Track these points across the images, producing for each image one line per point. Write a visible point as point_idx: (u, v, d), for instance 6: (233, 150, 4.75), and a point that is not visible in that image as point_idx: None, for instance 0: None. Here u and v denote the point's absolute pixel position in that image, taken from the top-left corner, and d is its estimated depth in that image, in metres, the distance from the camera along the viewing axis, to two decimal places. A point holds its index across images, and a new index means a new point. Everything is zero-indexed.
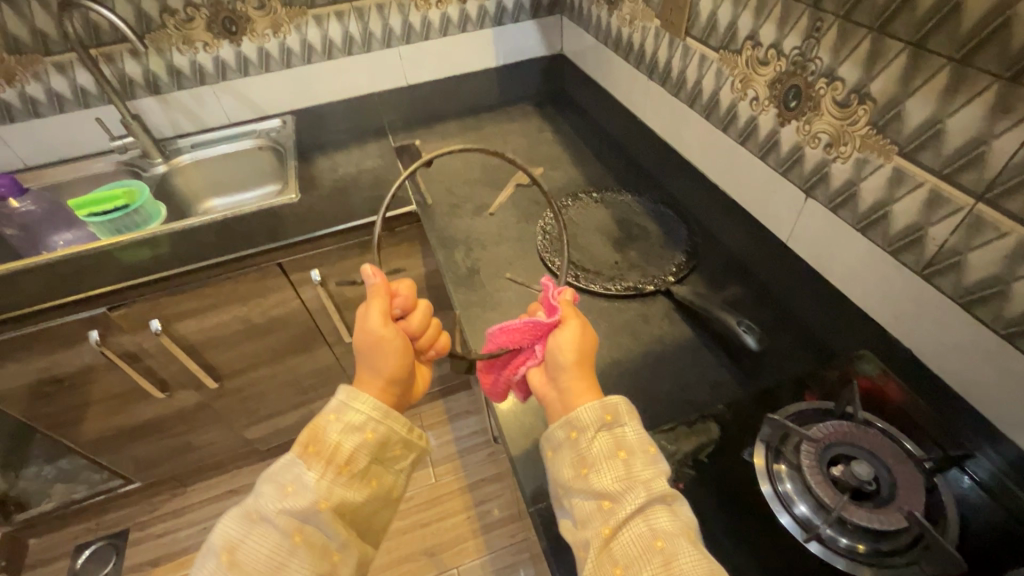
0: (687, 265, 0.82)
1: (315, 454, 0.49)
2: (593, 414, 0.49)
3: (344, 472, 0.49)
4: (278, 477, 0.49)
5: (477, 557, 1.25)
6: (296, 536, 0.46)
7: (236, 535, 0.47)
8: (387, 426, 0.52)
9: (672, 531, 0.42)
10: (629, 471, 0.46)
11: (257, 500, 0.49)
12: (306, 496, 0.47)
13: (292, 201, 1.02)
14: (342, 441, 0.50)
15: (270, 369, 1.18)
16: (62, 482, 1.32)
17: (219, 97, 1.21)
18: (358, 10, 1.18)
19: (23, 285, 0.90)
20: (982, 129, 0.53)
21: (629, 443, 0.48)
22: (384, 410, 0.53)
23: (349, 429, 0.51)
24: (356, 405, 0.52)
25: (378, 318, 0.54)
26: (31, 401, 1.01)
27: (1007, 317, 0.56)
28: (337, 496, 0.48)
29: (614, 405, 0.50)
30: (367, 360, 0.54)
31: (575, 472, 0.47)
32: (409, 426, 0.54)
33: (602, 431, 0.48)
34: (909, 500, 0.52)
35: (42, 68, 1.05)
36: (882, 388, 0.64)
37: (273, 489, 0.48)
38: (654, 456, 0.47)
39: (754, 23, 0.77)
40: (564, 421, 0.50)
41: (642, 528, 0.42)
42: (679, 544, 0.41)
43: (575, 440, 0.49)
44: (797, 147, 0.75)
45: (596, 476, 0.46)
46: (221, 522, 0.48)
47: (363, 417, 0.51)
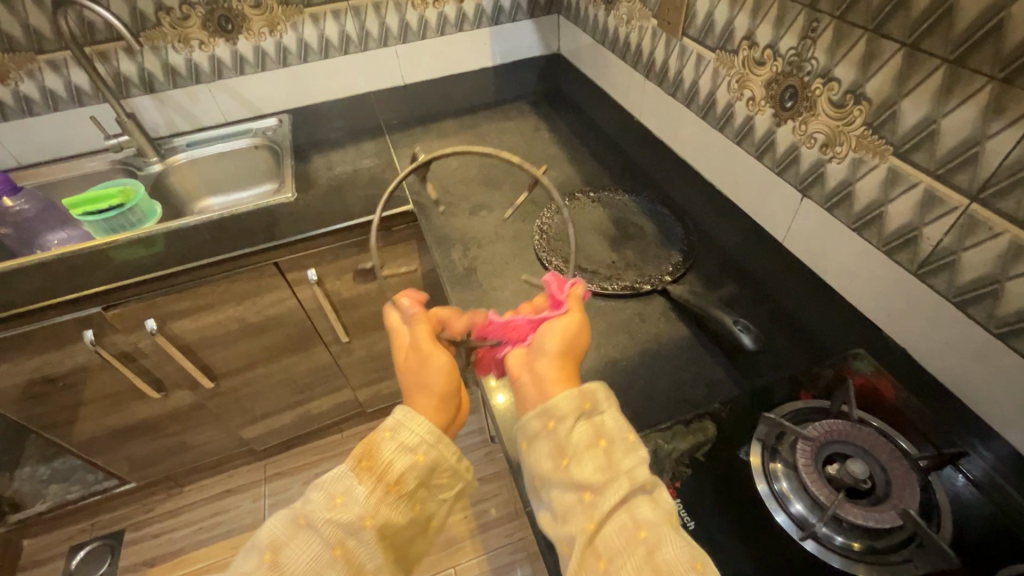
0: (683, 264, 0.83)
1: (368, 470, 0.48)
2: (571, 403, 0.49)
3: (392, 492, 0.48)
4: (328, 487, 0.48)
5: (474, 557, 1.25)
6: (338, 549, 0.45)
7: (282, 536, 0.46)
8: (439, 452, 0.51)
9: (654, 519, 0.41)
10: (609, 461, 0.45)
11: (303, 505, 0.48)
12: (353, 511, 0.46)
13: (288, 200, 1.01)
14: (395, 460, 0.49)
15: (267, 369, 1.18)
16: (56, 483, 1.31)
17: (214, 95, 1.20)
18: (355, 9, 1.18)
19: (17, 284, 0.90)
20: (977, 129, 0.53)
21: (608, 431, 0.48)
22: (439, 435, 0.51)
23: (403, 449, 0.50)
24: (411, 426, 0.51)
25: (425, 338, 0.57)
26: (25, 400, 1.00)
27: (1001, 317, 0.56)
28: (382, 517, 0.47)
29: (593, 392, 0.50)
30: (418, 380, 0.56)
31: (554, 464, 0.47)
32: (459, 456, 0.53)
33: (581, 420, 0.48)
34: (904, 498, 0.52)
35: (35, 66, 1.04)
36: (877, 385, 0.64)
37: (322, 498, 0.47)
38: (632, 443, 0.47)
39: (751, 23, 0.77)
40: (541, 411, 0.50)
41: (624, 520, 0.42)
42: (664, 533, 0.40)
43: (552, 430, 0.48)
44: (794, 147, 0.75)
45: (576, 468, 0.45)
46: (269, 520, 0.47)
47: (417, 439, 0.50)
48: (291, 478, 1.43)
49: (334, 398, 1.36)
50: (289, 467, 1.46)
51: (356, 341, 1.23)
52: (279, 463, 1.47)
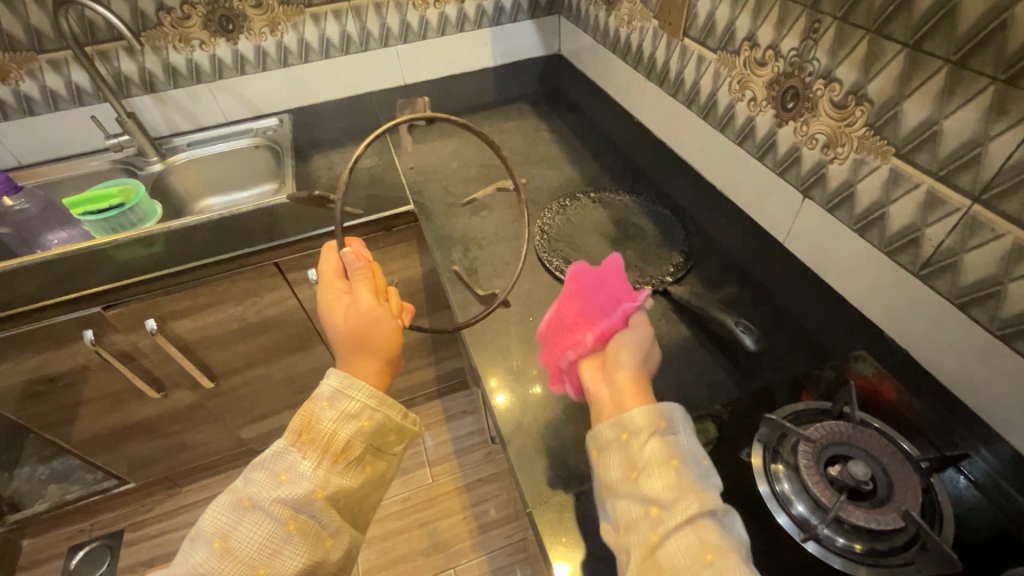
0: (684, 265, 0.83)
1: (309, 442, 0.50)
2: (645, 418, 0.48)
3: (340, 460, 0.50)
4: (270, 466, 0.49)
5: (474, 557, 1.25)
6: (291, 524, 0.47)
7: (227, 523, 0.47)
8: (383, 414, 0.53)
9: (723, 545, 0.40)
10: (681, 480, 0.44)
11: (247, 487, 0.49)
12: (300, 485, 0.48)
13: (288, 200, 1.00)
14: (337, 429, 0.50)
15: (266, 369, 1.17)
16: (55, 483, 1.31)
17: (215, 95, 1.20)
18: (355, 9, 1.18)
19: (16, 284, 0.89)
20: (979, 130, 0.53)
21: (682, 452, 0.46)
22: (380, 398, 0.53)
23: (345, 417, 0.51)
24: (351, 393, 0.52)
25: (366, 295, 0.56)
26: (24, 400, 1.00)
27: (1003, 318, 0.56)
28: (333, 486, 0.49)
29: (668, 411, 0.49)
30: (357, 338, 0.55)
31: (623, 474, 0.47)
32: (402, 411, 0.55)
33: (654, 436, 0.47)
34: (906, 500, 0.52)
35: (36, 65, 1.04)
36: (878, 387, 0.64)
37: (267, 478, 0.49)
38: (705, 470, 0.46)
39: (752, 24, 0.77)
40: (615, 422, 0.49)
41: (691, 537, 0.41)
42: (732, 559, 0.39)
43: (625, 442, 0.48)
44: (795, 148, 0.75)
45: (646, 481, 0.45)
46: (211, 510, 0.49)
47: (359, 405, 0.52)
48: None
49: None
50: None
51: None
52: None
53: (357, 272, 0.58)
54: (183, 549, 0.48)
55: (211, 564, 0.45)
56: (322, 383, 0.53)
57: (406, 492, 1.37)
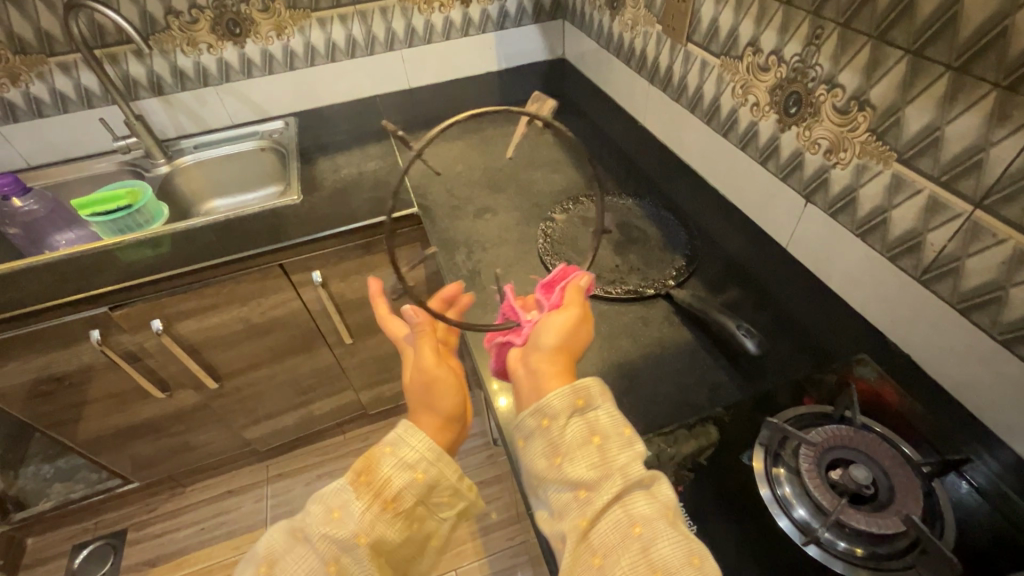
0: (687, 269, 0.83)
1: (365, 484, 0.49)
2: (563, 402, 0.48)
3: (389, 509, 0.48)
4: (328, 500, 0.48)
5: (475, 560, 1.25)
6: (332, 565, 0.45)
7: (279, 550, 0.47)
8: (439, 470, 0.50)
9: (649, 516, 0.42)
10: (604, 458, 0.45)
11: (303, 518, 0.49)
12: (348, 526, 0.47)
13: (294, 202, 1.02)
14: (393, 477, 0.49)
15: (270, 370, 1.18)
16: (60, 482, 1.31)
17: (222, 98, 1.21)
18: (361, 13, 1.19)
19: (24, 284, 0.90)
20: (980, 137, 0.54)
21: (604, 427, 0.47)
22: (439, 452, 0.51)
23: (402, 466, 0.49)
24: (411, 441, 0.51)
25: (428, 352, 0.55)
26: (31, 399, 1.01)
27: (1004, 323, 0.56)
28: (377, 534, 0.47)
29: (587, 388, 0.49)
30: (420, 393, 0.54)
31: (548, 462, 0.47)
32: (461, 475, 0.52)
33: (574, 417, 0.48)
34: (906, 503, 0.52)
35: (46, 67, 1.05)
36: (880, 392, 0.64)
37: (320, 511, 0.48)
38: (628, 439, 0.47)
39: (755, 29, 0.77)
40: (535, 410, 0.49)
41: (619, 516, 0.42)
42: (659, 528, 0.41)
43: (546, 428, 0.48)
44: (797, 153, 0.75)
45: (570, 466, 0.45)
46: (268, 534, 0.49)
47: (416, 455, 0.50)
48: (294, 478, 1.44)
49: (336, 399, 1.37)
50: (291, 469, 1.46)
51: (359, 344, 1.23)
52: (281, 465, 1.47)
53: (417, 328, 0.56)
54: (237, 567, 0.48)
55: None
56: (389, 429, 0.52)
57: None
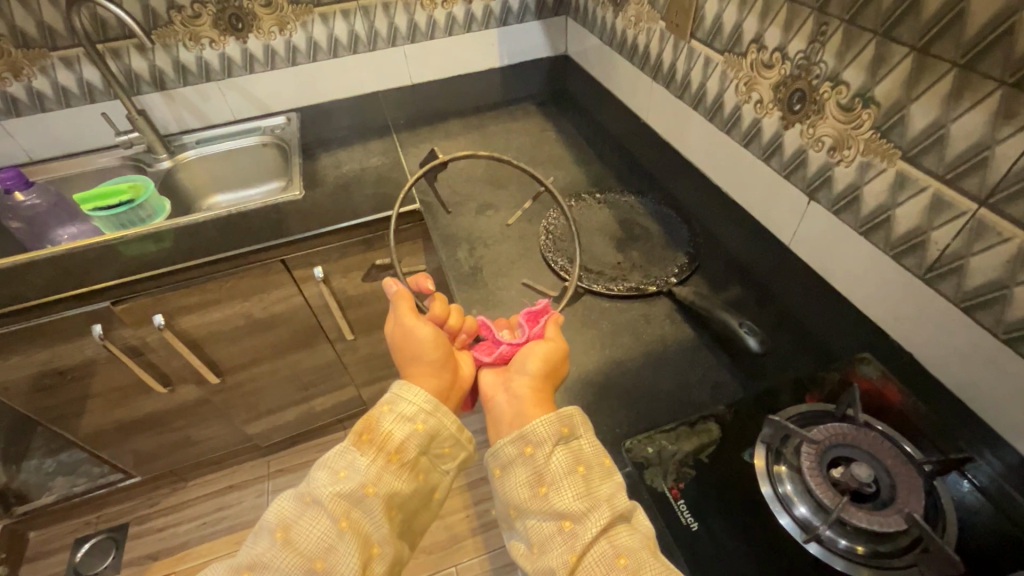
0: (689, 266, 0.83)
1: (368, 442, 0.49)
2: (549, 429, 0.49)
3: (394, 461, 0.49)
4: (332, 463, 0.49)
5: (476, 556, 1.25)
6: (343, 521, 0.46)
7: (291, 515, 0.47)
8: (437, 419, 0.52)
9: (633, 547, 0.43)
10: (589, 487, 0.47)
11: (309, 484, 0.49)
12: (356, 480, 0.47)
13: (296, 198, 1.02)
14: (393, 430, 0.50)
15: (272, 365, 1.18)
16: (63, 475, 1.32)
17: (224, 93, 1.21)
18: (363, 9, 1.19)
19: (27, 278, 0.91)
20: (986, 134, 0.53)
21: (586, 457, 0.49)
22: (436, 404, 0.53)
23: (401, 419, 0.51)
24: (407, 396, 0.52)
25: (405, 309, 0.58)
26: (34, 393, 1.01)
27: (1008, 322, 0.56)
28: (385, 486, 0.48)
29: (570, 417, 0.51)
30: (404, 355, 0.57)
31: (533, 492, 0.47)
32: (459, 425, 0.54)
33: (558, 446, 0.49)
34: (909, 502, 0.52)
35: (49, 62, 1.05)
36: (882, 390, 0.64)
37: (326, 475, 0.48)
38: (608, 470, 0.49)
39: (759, 26, 0.77)
40: (517, 437, 0.50)
41: (605, 548, 0.43)
42: (643, 559, 0.42)
43: (530, 457, 0.49)
44: (801, 150, 0.75)
45: (556, 495, 0.46)
46: (277, 502, 0.48)
47: (415, 409, 0.51)
48: (295, 474, 1.44)
49: (338, 395, 1.37)
50: (292, 464, 1.46)
51: (360, 340, 1.23)
52: (282, 460, 1.47)
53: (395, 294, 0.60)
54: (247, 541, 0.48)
55: (273, 553, 0.45)
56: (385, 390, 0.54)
57: None
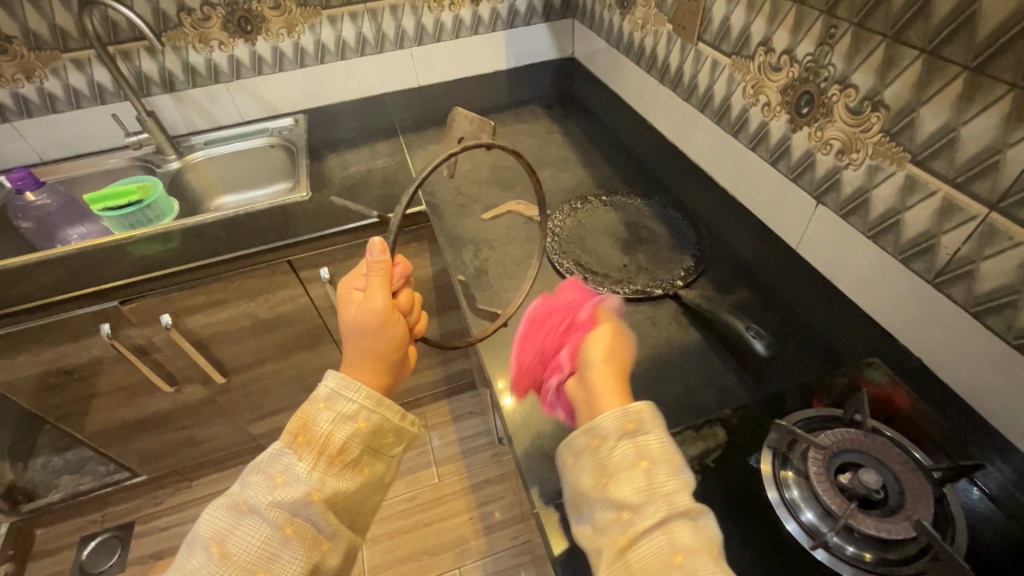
0: (696, 269, 0.82)
1: (305, 444, 0.50)
2: (613, 422, 0.49)
3: (336, 462, 0.50)
4: (266, 468, 0.49)
5: (479, 558, 1.25)
6: (287, 528, 0.47)
7: (225, 527, 0.48)
8: (380, 414, 0.53)
9: (693, 547, 0.42)
10: (650, 482, 0.46)
11: (244, 491, 0.49)
12: (298, 488, 0.48)
13: (302, 199, 1.02)
14: (333, 431, 0.50)
15: (277, 365, 1.19)
16: (69, 473, 1.33)
17: (233, 95, 1.22)
18: (371, 11, 1.19)
19: (36, 278, 0.91)
20: (998, 137, 0.53)
21: (652, 452, 0.48)
22: (378, 400, 0.53)
23: (340, 418, 0.51)
24: (347, 394, 0.52)
25: (382, 295, 0.54)
26: (42, 392, 1.02)
27: (1019, 328, 0.55)
28: (330, 488, 0.49)
29: (638, 412, 0.50)
30: (365, 340, 0.54)
31: (595, 481, 0.48)
32: (401, 414, 0.55)
33: (623, 440, 0.49)
34: (918, 509, 0.52)
35: (60, 64, 1.06)
36: (892, 397, 0.64)
37: (262, 480, 0.49)
38: (676, 468, 0.47)
39: (767, 29, 0.77)
40: (585, 429, 0.51)
41: (661, 541, 0.42)
42: (701, 561, 0.41)
43: (596, 449, 0.49)
44: (808, 154, 0.75)
45: (616, 486, 0.46)
46: (209, 514, 0.49)
47: (354, 407, 0.52)
48: None
49: None
50: None
51: None
52: None
53: (375, 267, 0.54)
54: (182, 555, 0.48)
55: (211, 569, 0.45)
56: (320, 385, 0.53)
57: (411, 492, 1.37)
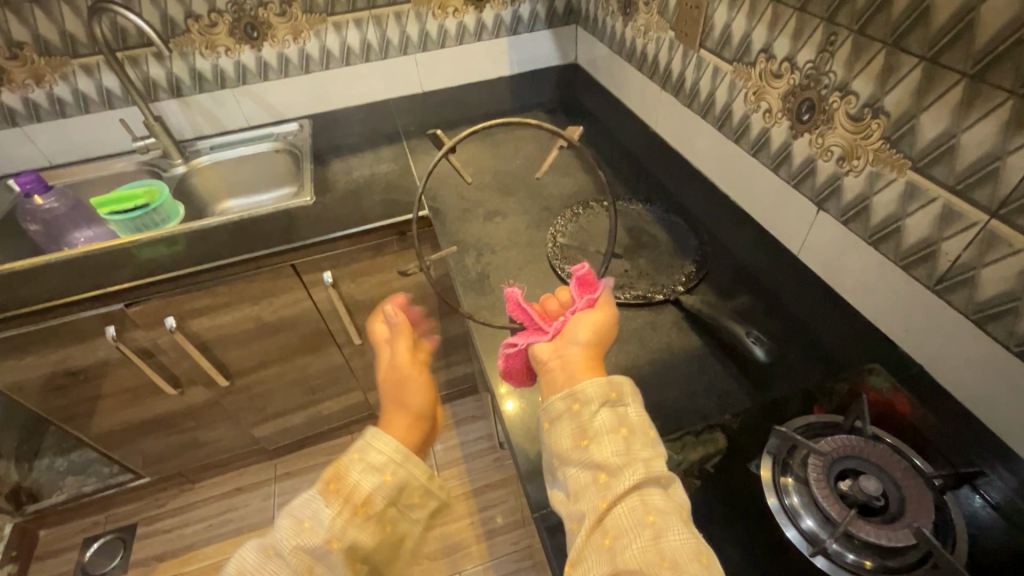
0: (697, 274, 0.82)
1: (334, 491, 0.48)
2: (598, 390, 0.49)
3: (359, 513, 0.48)
4: (296, 511, 0.48)
5: (480, 563, 1.25)
6: None
7: (250, 568, 0.45)
8: (407, 470, 0.51)
9: (665, 510, 0.42)
10: (628, 448, 0.46)
11: (273, 533, 0.48)
12: (320, 534, 0.46)
13: (306, 203, 1.03)
14: (361, 481, 0.49)
15: (280, 369, 1.19)
16: (73, 475, 1.34)
17: (238, 100, 1.23)
18: (376, 17, 1.20)
19: (43, 280, 0.92)
20: (997, 144, 0.53)
21: (631, 422, 0.48)
22: (406, 454, 0.52)
23: (370, 468, 0.50)
24: (377, 445, 0.51)
25: (404, 353, 0.60)
26: (47, 393, 1.03)
27: (1019, 335, 0.55)
28: (350, 538, 0.47)
29: (619, 384, 0.51)
30: (394, 393, 0.57)
31: (574, 443, 0.48)
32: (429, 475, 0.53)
33: (605, 407, 0.49)
34: (918, 516, 0.52)
35: (69, 69, 1.08)
36: (893, 403, 0.64)
37: (290, 523, 0.47)
38: (652, 440, 0.48)
39: (768, 36, 0.77)
40: (567, 394, 0.50)
41: (635, 503, 0.43)
42: (672, 522, 0.41)
43: (576, 413, 0.49)
44: (810, 160, 0.75)
45: (596, 448, 0.46)
46: (238, 554, 0.47)
47: (384, 459, 0.51)
48: (301, 477, 1.45)
49: (344, 399, 1.37)
50: (299, 468, 1.47)
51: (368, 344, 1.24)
52: (289, 463, 1.48)
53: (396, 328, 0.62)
54: None
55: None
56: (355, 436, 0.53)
57: None
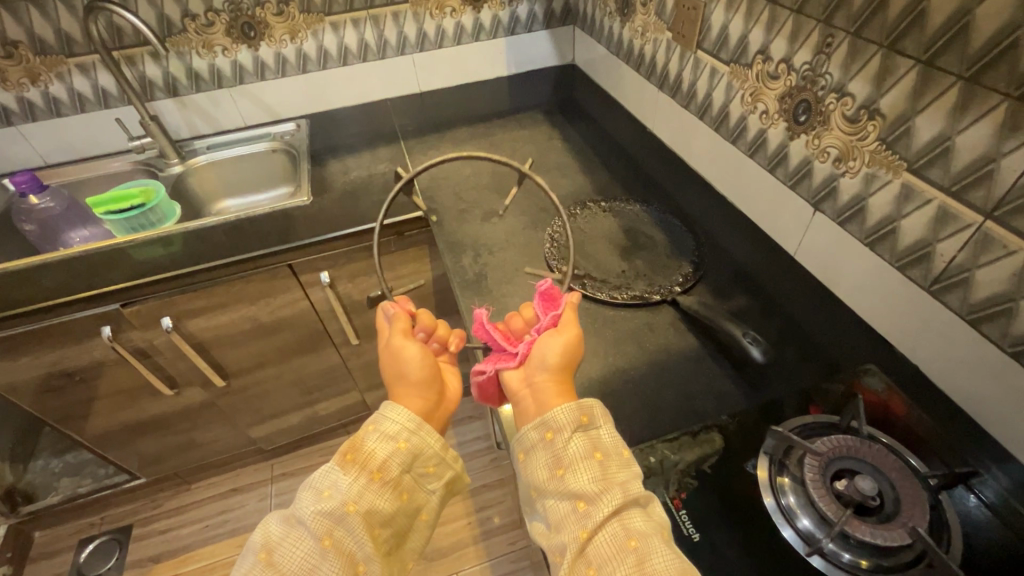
0: (693, 275, 0.83)
1: (351, 461, 0.50)
2: (569, 416, 0.50)
3: (376, 479, 0.49)
4: (316, 483, 0.49)
5: (478, 563, 1.25)
6: (326, 540, 0.46)
7: (275, 537, 0.47)
8: (420, 437, 0.53)
9: (645, 531, 0.43)
10: (605, 472, 0.47)
11: (295, 504, 0.49)
12: (337, 498, 0.48)
13: (303, 204, 1.03)
14: (377, 449, 0.51)
15: (277, 369, 1.19)
16: (68, 476, 1.33)
17: (235, 99, 1.23)
18: (374, 17, 1.20)
19: (38, 280, 0.92)
20: (991, 147, 0.53)
21: (604, 445, 0.50)
22: (419, 422, 0.53)
23: (384, 438, 0.51)
24: (391, 415, 0.53)
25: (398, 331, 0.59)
26: (42, 394, 1.02)
27: (1014, 335, 0.56)
28: (366, 503, 0.48)
29: (590, 407, 0.51)
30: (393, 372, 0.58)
31: (550, 473, 0.48)
32: (443, 444, 0.54)
33: (578, 433, 0.50)
34: (913, 516, 0.52)
35: (65, 68, 1.07)
36: (888, 403, 0.64)
37: (310, 494, 0.49)
38: (626, 460, 0.49)
39: (765, 37, 0.77)
40: (539, 423, 0.51)
41: (615, 529, 0.44)
42: (653, 544, 0.42)
43: (549, 442, 0.49)
44: (806, 161, 0.75)
45: (572, 477, 0.47)
46: (263, 523, 0.49)
47: (398, 427, 0.52)
48: (298, 478, 1.44)
49: (341, 400, 1.37)
50: (296, 468, 1.47)
51: (365, 345, 1.24)
52: (286, 464, 1.48)
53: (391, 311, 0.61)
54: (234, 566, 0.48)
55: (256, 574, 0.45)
56: None
57: None
